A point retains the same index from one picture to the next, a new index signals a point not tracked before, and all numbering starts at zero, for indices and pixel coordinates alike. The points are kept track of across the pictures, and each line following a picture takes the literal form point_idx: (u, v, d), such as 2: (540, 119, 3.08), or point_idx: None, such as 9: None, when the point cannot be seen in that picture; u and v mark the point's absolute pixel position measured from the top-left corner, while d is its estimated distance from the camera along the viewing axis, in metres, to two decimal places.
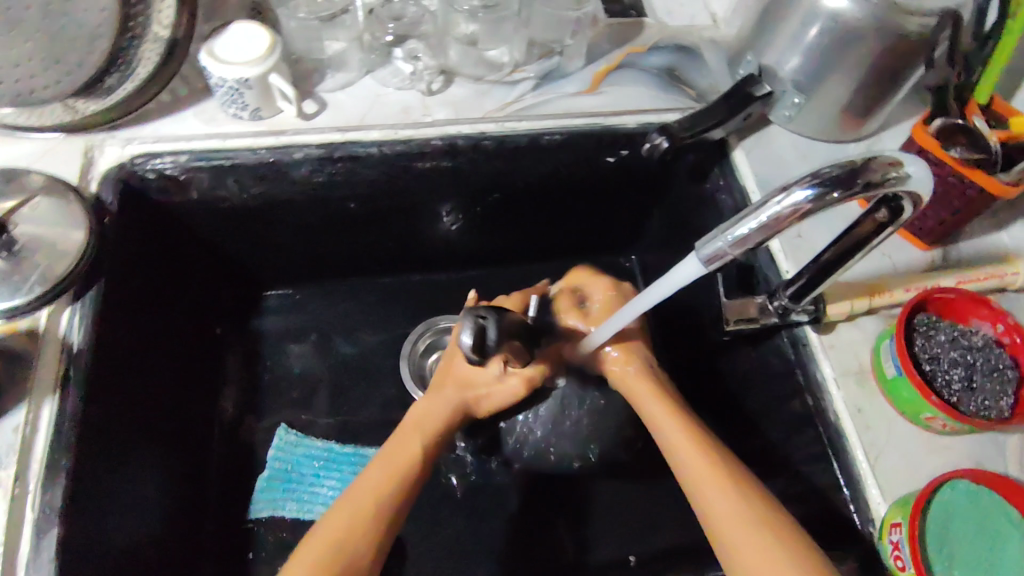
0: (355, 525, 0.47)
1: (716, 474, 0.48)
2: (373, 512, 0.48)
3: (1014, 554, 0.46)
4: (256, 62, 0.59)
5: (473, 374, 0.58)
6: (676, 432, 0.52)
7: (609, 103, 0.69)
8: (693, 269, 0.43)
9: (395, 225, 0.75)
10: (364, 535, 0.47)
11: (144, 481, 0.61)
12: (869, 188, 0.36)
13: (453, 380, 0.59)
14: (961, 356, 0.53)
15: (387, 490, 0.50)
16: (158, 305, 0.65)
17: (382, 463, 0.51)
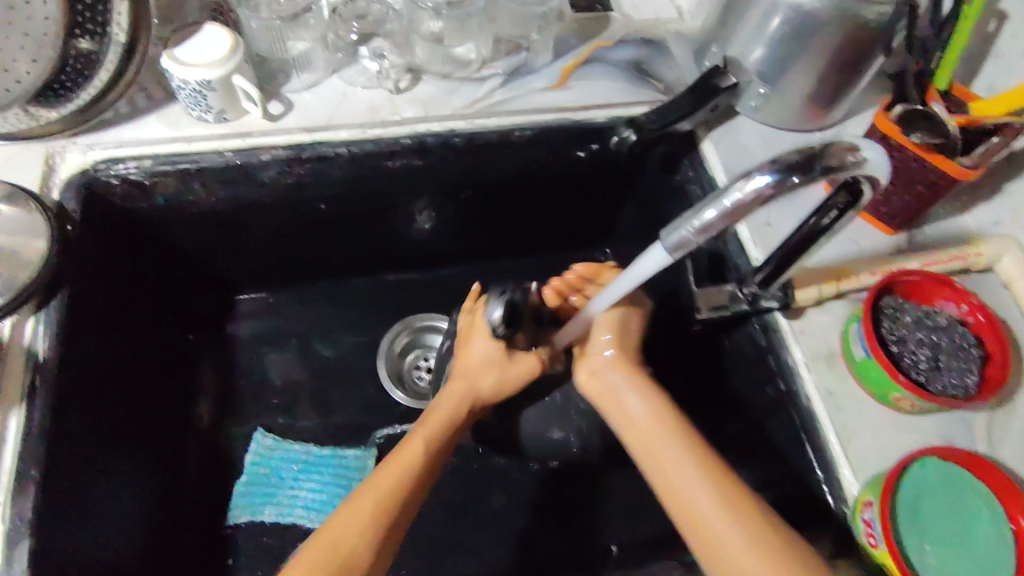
0: (349, 535, 0.43)
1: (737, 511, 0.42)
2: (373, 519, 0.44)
3: (982, 528, 0.47)
4: (218, 63, 0.58)
5: (477, 361, 0.56)
6: (659, 443, 0.48)
7: (577, 97, 0.69)
8: (660, 258, 0.43)
9: (367, 225, 0.74)
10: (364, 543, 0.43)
11: (118, 491, 0.60)
12: (827, 173, 0.36)
13: (461, 370, 0.56)
14: (927, 337, 0.54)
15: (389, 498, 0.45)
16: (126, 312, 0.64)
17: (384, 472, 0.47)
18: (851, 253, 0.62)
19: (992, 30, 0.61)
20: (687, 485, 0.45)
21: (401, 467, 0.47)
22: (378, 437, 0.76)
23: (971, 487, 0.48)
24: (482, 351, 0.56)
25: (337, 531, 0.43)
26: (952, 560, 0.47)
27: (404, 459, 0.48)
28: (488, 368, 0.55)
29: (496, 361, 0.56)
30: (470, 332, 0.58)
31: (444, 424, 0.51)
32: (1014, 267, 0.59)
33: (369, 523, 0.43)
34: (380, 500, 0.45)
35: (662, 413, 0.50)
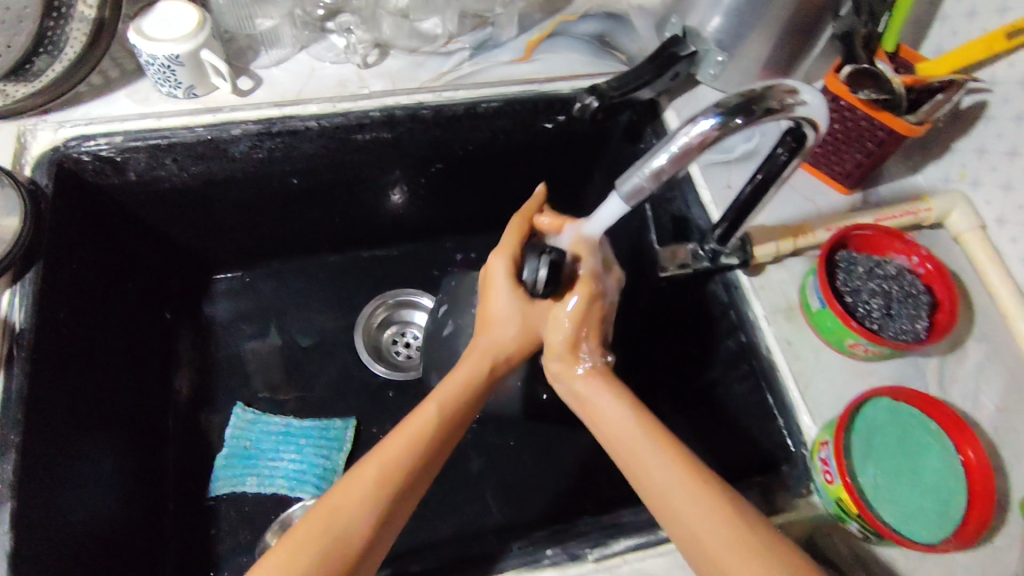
0: (350, 512, 0.42)
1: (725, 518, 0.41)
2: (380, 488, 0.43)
3: (931, 463, 0.50)
4: (186, 38, 0.59)
5: (493, 320, 0.54)
6: (642, 454, 0.46)
7: (542, 69, 0.71)
8: (617, 206, 0.45)
9: (339, 200, 0.75)
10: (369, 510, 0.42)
11: (97, 463, 0.61)
12: (769, 114, 0.38)
13: (482, 327, 0.55)
14: (879, 286, 0.56)
15: (396, 471, 0.44)
16: (100, 290, 0.65)
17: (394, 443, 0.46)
18: (808, 212, 0.64)
19: None
20: (673, 502, 0.43)
21: (406, 442, 0.46)
22: (357, 408, 0.77)
23: (922, 425, 0.51)
24: (502, 303, 0.54)
25: (337, 503, 0.42)
26: (904, 492, 0.49)
27: (413, 431, 0.47)
28: (511, 323, 0.54)
29: (518, 313, 0.54)
30: (487, 285, 0.56)
31: (460, 385, 0.51)
32: (962, 220, 0.62)
33: (375, 492, 0.43)
34: (385, 472, 0.44)
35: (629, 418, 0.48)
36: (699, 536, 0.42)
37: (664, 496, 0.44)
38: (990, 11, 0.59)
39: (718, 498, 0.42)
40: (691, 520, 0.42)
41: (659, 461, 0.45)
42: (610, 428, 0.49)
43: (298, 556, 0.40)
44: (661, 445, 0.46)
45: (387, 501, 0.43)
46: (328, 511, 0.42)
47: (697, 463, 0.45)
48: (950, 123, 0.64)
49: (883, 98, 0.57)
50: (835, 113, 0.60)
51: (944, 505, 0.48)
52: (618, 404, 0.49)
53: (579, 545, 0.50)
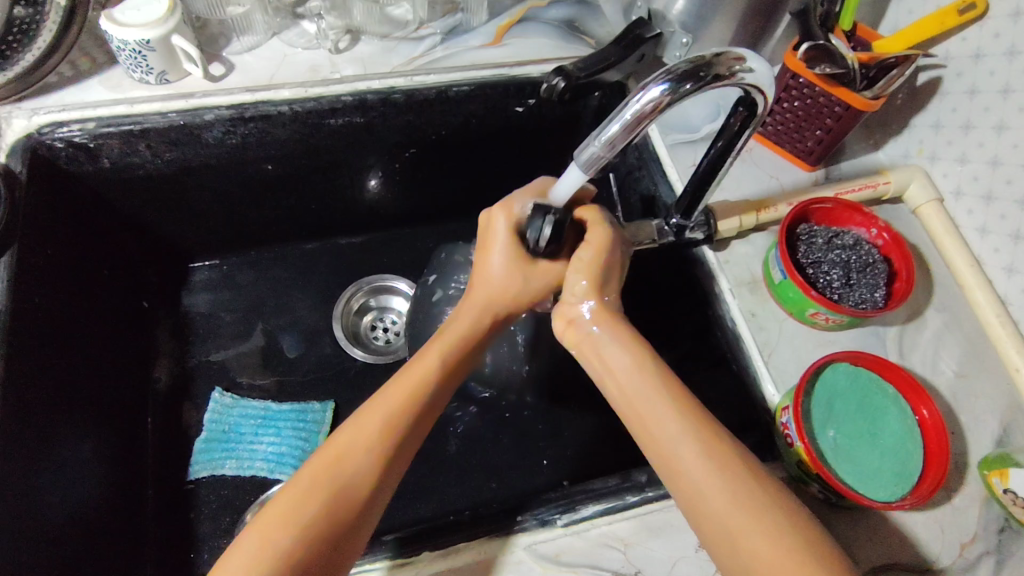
0: (354, 459, 0.43)
1: (728, 473, 0.42)
2: (382, 427, 0.45)
3: (889, 425, 0.52)
4: (156, 23, 0.60)
5: (493, 277, 0.54)
6: (654, 410, 0.45)
7: (511, 53, 0.72)
8: (576, 175, 0.46)
9: (315, 186, 0.76)
10: (372, 446, 0.44)
11: (75, 446, 0.61)
12: (716, 80, 0.40)
13: (481, 281, 0.55)
14: (838, 256, 0.58)
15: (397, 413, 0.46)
16: (75, 275, 0.65)
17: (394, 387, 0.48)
18: (771, 189, 0.66)
19: None
20: (680, 455, 0.43)
21: (409, 392, 0.47)
22: (335, 392, 0.78)
23: (879, 388, 0.53)
24: (504, 260, 0.54)
25: (340, 450, 0.43)
26: (862, 455, 0.51)
27: (416, 381, 0.48)
28: (509, 280, 0.54)
29: (518, 273, 0.54)
30: (487, 238, 0.56)
31: (459, 339, 0.52)
32: (921, 192, 0.63)
33: (378, 430, 0.45)
34: (387, 422, 0.45)
35: (641, 368, 0.47)
36: (699, 487, 0.42)
37: (671, 447, 0.44)
38: None
39: (723, 449, 0.43)
40: (694, 470, 0.42)
41: (670, 415, 0.44)
42: (624, 379, 0.48)
43: (305, 501, 0.41)
44: (671, 400, 0.45)
45: (390, 442, 0.45)
46: (334, 458, 0.43)
47: (705, 415, 0.45)
48: (907, 100, 0.65)
49: (838, 73, 0.58)
50: (795, 90, 0.62)
51: (901, 466, 0.50)
52: (628, 353, 0.48)
53: (549, 511, 0.51)
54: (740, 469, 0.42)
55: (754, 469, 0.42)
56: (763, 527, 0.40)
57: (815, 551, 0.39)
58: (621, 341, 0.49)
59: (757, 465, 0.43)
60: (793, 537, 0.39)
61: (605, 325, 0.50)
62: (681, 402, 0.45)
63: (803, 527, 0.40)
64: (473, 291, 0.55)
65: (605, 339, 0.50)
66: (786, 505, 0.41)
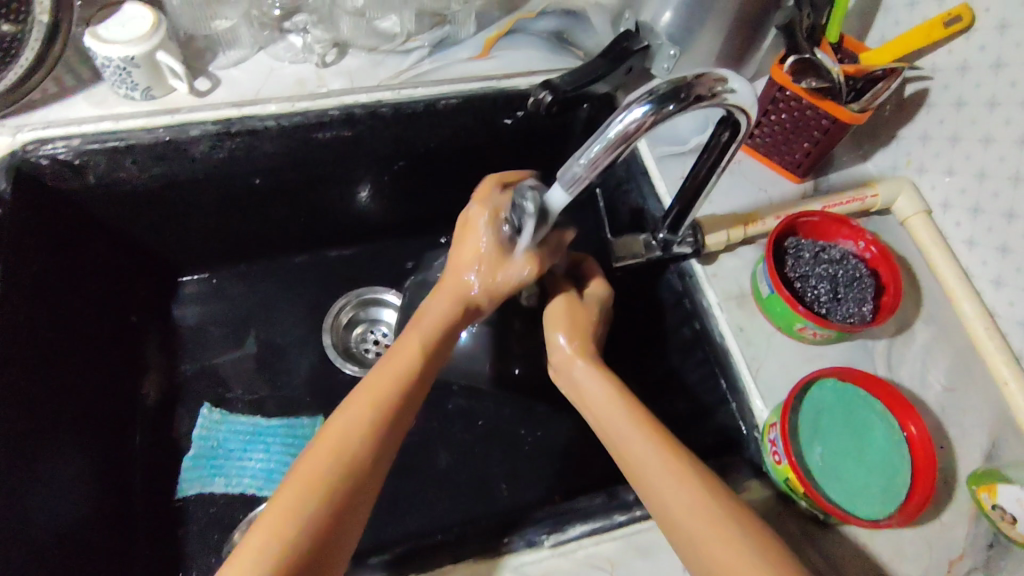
0: (353, 444, 0.44)
1: (683, 481, 0.44)
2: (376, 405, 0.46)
3: (876, 441, 0.52)
4: (141, 40, 0.60)
5: (467, 262, 0.53)
6: (621, 435, 0.48)
7: (499, 65, 0.72)
8: (561, 195, 0.46)
9: (305, 200, 0.76)
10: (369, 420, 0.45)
11: (62, 465, 0.61)
12: (699, 100, 0.40)
13: (454, 265, 0.54)
14: (826, 271, 0.57)
15: (389, 392, 0.47)
16: (62, 291, 0.65)
17: (383, 368, 0.48)
18: (760, 201, 0.66)
19: None
20: (644, 472, 0.45)
21: (395, 377, 0.48)
22: (326, 406, 0.78)
23: (867, 404, 0.53)
24: (474, 250, 0.52)
25: (339, 437, 0.44)
26: (850, 472, 0.51)
27: (401, 364, 0.49)
28: (482, 265, 0.52)
29: (489, 260, 0.52)
30: (464, 229, 0.54)
31: (439, 324, 0.52)
32: (909, 204, 0.63)
33: (373, 409, 0.45)
34: (379, 401, 0.46)
35: (608, 397, 0.50)
36: (664, 497, 0.44)
37: (638, 461, 0.46)
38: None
39: (680, 461, 0.45)
40: (658, 480, 0.44)
41: (636, 432, 0.47)
42: (597, 410, 0.51)
43: (316, 479, 0.41)
44: (634, 422, 0.48)
45: (384, 420, 0.45)
46: (332, 446, 0.43)
47: (666, 435, 0.47)
48: (895, 112, 0.65)
49: (825, 87, 0.58)
50: (783, 103, 0.61)
51: (889, 482, 0.50)
52: (599, 384, 0.51)
53: (536, 532, 0.51)
54: (696, 478, 0.44)
55: (715, 481, 0.44)
56: (719, 531, 0.41)
57: (771, 552, 0.40)
58: (593, 370, 0.52)
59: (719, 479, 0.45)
60: (757, 540, 0.40)
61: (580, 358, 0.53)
62: (644, 423, 0.48)
63: (758, 529, 0.41)
64: (446, 281, 0.53)
65: (581, 372, 0.53)
66: (740, 509, 0.42)
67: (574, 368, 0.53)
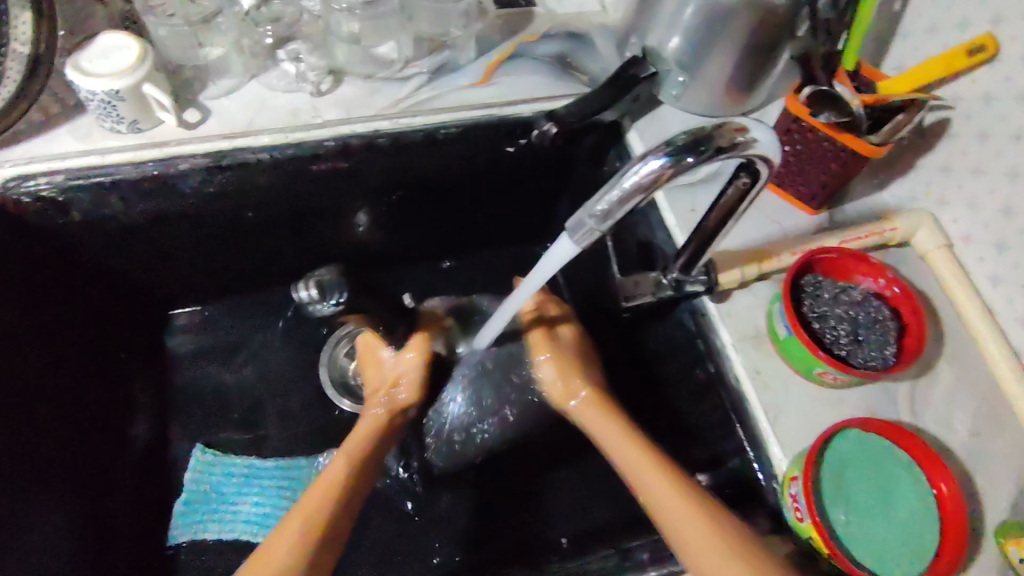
0: (274, 549, 0.49)
1: (701, 522, 0.47)
2: (300, 521, 0.51)
3: (903, 495, 0.49)
4: (126, 72, 0.57)
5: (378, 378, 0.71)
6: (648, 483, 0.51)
7: (501, 93, 0.69)
8: (569, 246, 0.43)
9: (300, 232, 0.73)
10: (293, 529, 0.50)
11: (39, 523, 0.58)
12: (720, 152, 0.38)
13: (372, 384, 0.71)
14: (845, 312, 0.55)
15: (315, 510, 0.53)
16: (43, 333, 0.62)
17: (313, 490, 0.55)
18: (774, 235, 0.63)
19: (898, 10, 0.63)
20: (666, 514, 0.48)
21: (321, 494, 0.54)
22: (324, 445, 0.75)
23: (893, 455, 0.50)
24: (384, 372, 0.71)
25: (264, 554, 0.49)
26: (876, 526, 0.49)
27: (323, 487, 0.55)
28: (394, 370, 0.70)
29: (398, 367, 0.70)
30: (368, 349, 0.72)
31: (359, 448, 0.61)
32: (929, 239, 0.60)
33: (295, 523, 0.51)
34: (305, 517, 0.52)
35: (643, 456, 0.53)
36: (678, 530, 0.47)
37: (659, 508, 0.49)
38: (951, 26, 0.58)
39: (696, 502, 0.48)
40: (671, 516, 0.48)
41: (657, 481, 0.51)
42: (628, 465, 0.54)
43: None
44: (666, 472, 0.51)
45: (310, 533, 0.50)
46: (263, 557, 0.49)
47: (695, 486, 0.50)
48: (914, 140, 0.63)
49: (844, 120, 0.56)
50: (798, 133, 0.59)
51: (917, 540, 0.48)
52: (635, 448, 0.54)
53: None
54: (712, 519, 0.47)
55: (727, 517, 0.47)
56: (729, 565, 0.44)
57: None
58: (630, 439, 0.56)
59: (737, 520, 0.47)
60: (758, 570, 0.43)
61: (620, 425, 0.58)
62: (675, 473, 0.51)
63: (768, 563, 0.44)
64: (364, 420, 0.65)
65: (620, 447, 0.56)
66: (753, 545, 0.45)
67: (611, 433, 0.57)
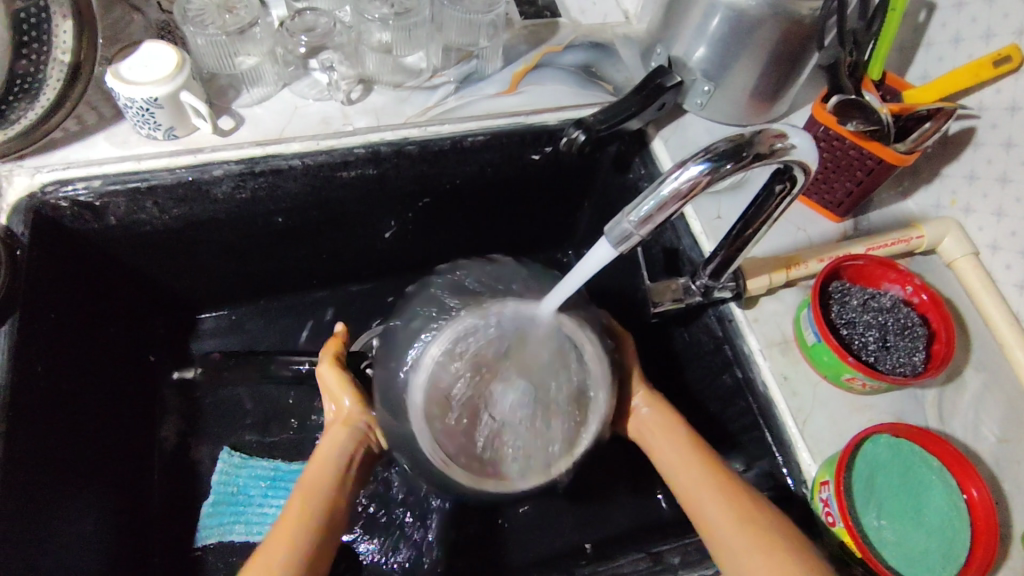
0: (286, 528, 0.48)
1: (743, 517, 0.48)
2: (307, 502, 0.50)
3: (933, 500, 0.50)
4: (164, 80, 0.58)
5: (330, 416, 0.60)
6: (690, 475, 0.52)
7: (527, 102, 0.70)
8: (605, 252, 0.43)
9: (327, 237, 0.74)
10: (305, 510, 0.50)
11: (77, 523, 0.59)
12: (757, 158, 0.39)
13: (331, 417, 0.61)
14: (874, 318, 0.55)
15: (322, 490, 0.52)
16: (81, 335, 0.63)
17: (315, 471, 0.54)
18: (800, 242, 0.63)
19: (922, 20, 0.64)
20: (709, 509, 0.49)
21: (325, 473, 0.53)
22: None
23: (923, 460, 0.51)
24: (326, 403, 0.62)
25: (282, 531, 0.48)
26: (907, 533, 0.49)
27: (324, 472, 0.53)
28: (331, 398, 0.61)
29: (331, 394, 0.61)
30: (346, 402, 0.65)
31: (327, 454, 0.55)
32: (956, 246, 0.60)
33: (305, 499, 0.51)
34: (310, 496, 0.51)
35: (685, 448, 0.54)
36: (716, 523, 0.48)
37: (696, 494, 0.51)
38: (975, 37, 0.59)
39: (741, 497, 0.49)
40: (716, 513, 0.49)
41: (700, 477, 0.51)
42: (668, 457, 0.54)
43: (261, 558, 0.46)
44: (709, 465, 0.52)
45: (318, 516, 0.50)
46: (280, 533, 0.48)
47: (733, 477, 0.51)
48: (938, 149, 0.64)
49: (872, 129, 0.57)
50: (824, 141, 0.60)
51: (948, 546, 0.48)
52: (679, 437, 0.55)
53: None
54: (753, 512, 0.48)
55: (767, 512, 0.48)
56: (770, 559, 0.45)
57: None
58: (669, 428, 0.56)
59: (776, 512, 0.48)
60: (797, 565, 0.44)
61: (659, 415, 0.57)
62: (714, 466, 0.52)
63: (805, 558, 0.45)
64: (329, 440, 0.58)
65: (660, 440, 0.56)
66: (793, 541, 0.46)
67: (650, 422, 0.57)
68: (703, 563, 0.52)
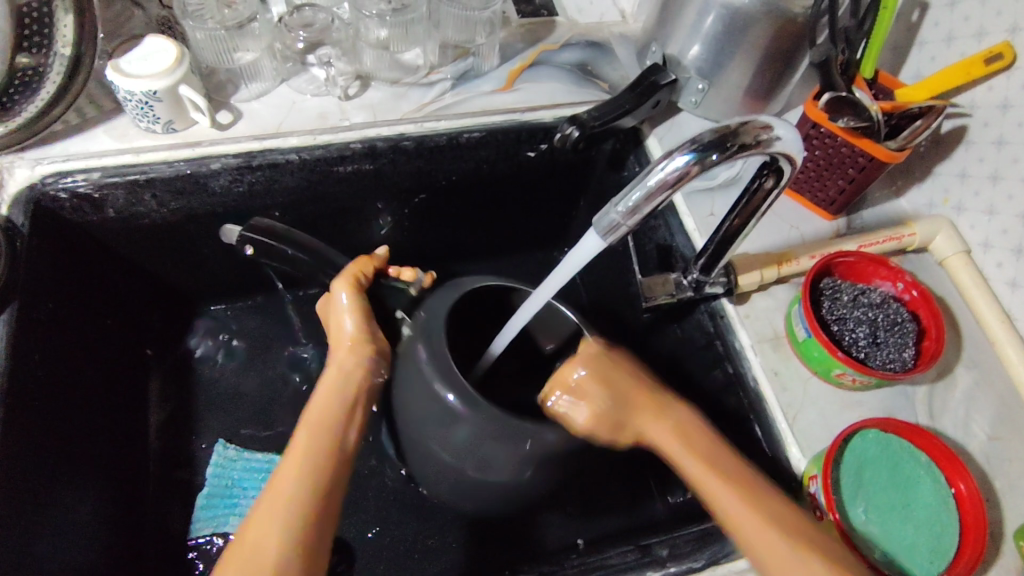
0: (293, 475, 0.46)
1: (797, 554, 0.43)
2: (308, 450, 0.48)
3: (922, 494, 0.50)
4: (163, 74, 0.59)
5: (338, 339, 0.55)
6: (725, 501, 0.47)
7: (522, 99, 0.70)
8: (593, 243, 0.44)
9: (324, 232, 0.74)
10: (307, 457, 0.47)
11: (74, 509, 0.59)
12: (743, 149, 0.39)
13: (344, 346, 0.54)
14: (864, 314, 0.56)
15: (324, 439, 0.49)
16: (79, 325, 0.64)
17: (313, 424, 0.50)
18: (792, 239, 0.64)
19: (915, 20, 0.64)
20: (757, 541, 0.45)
21: (325, 427, 0.49)
22: None
23: (911, 454, 0.51)
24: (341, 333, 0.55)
25: (285, 478, 0.46)
26: (896, 527, 0.49)
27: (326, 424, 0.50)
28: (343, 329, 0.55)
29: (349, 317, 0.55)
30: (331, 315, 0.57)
31: (331, 408, 0.51)
32: (947, 245, 0.61)
33: (307, 445, 0.48)
34: (314, 441, 0.48)
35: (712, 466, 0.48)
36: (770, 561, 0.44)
37: (738, 528, 0.46)
38: (968, 35, 0.59)
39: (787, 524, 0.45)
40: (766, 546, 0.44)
41: (737, 503, 0.46)
42: (696, 478, 0.49)
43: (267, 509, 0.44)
44: (743, 487, 0.47)
45: (320, 458, 0.47)
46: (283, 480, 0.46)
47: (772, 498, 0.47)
48: (931, 148, 0.64)
49: (862, 126, 0.58)
50: (816, 139, 0.60)
51: (936, 541, 0.48)
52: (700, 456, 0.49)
53: None
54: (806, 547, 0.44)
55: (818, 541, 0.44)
56: None
57: None
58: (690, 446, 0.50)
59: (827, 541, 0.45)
60: None
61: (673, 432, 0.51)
62: (750, 484, 0.47)
63: None
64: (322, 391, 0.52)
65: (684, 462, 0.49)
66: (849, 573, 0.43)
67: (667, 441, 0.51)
68: (691, 555, 0.52)
